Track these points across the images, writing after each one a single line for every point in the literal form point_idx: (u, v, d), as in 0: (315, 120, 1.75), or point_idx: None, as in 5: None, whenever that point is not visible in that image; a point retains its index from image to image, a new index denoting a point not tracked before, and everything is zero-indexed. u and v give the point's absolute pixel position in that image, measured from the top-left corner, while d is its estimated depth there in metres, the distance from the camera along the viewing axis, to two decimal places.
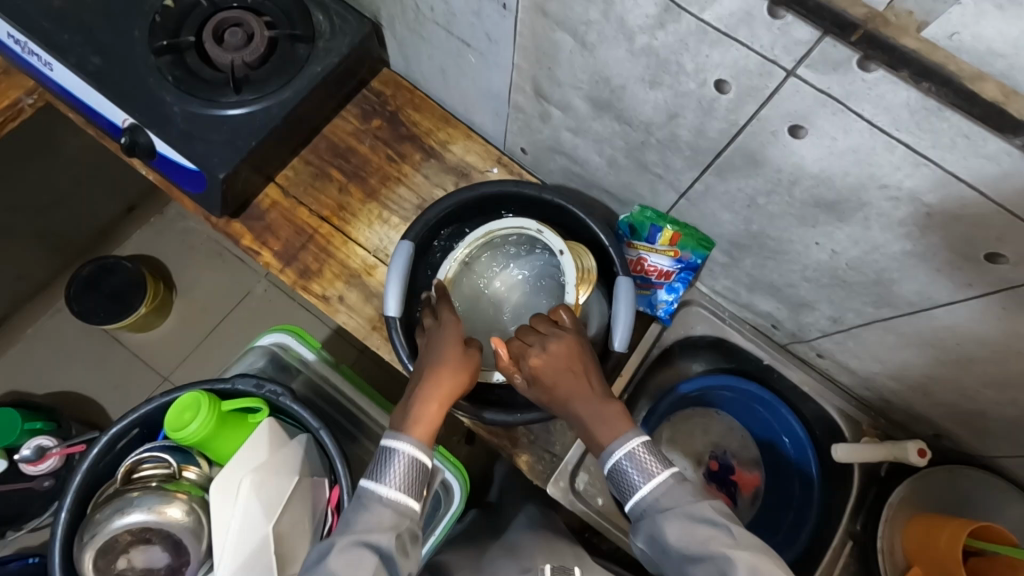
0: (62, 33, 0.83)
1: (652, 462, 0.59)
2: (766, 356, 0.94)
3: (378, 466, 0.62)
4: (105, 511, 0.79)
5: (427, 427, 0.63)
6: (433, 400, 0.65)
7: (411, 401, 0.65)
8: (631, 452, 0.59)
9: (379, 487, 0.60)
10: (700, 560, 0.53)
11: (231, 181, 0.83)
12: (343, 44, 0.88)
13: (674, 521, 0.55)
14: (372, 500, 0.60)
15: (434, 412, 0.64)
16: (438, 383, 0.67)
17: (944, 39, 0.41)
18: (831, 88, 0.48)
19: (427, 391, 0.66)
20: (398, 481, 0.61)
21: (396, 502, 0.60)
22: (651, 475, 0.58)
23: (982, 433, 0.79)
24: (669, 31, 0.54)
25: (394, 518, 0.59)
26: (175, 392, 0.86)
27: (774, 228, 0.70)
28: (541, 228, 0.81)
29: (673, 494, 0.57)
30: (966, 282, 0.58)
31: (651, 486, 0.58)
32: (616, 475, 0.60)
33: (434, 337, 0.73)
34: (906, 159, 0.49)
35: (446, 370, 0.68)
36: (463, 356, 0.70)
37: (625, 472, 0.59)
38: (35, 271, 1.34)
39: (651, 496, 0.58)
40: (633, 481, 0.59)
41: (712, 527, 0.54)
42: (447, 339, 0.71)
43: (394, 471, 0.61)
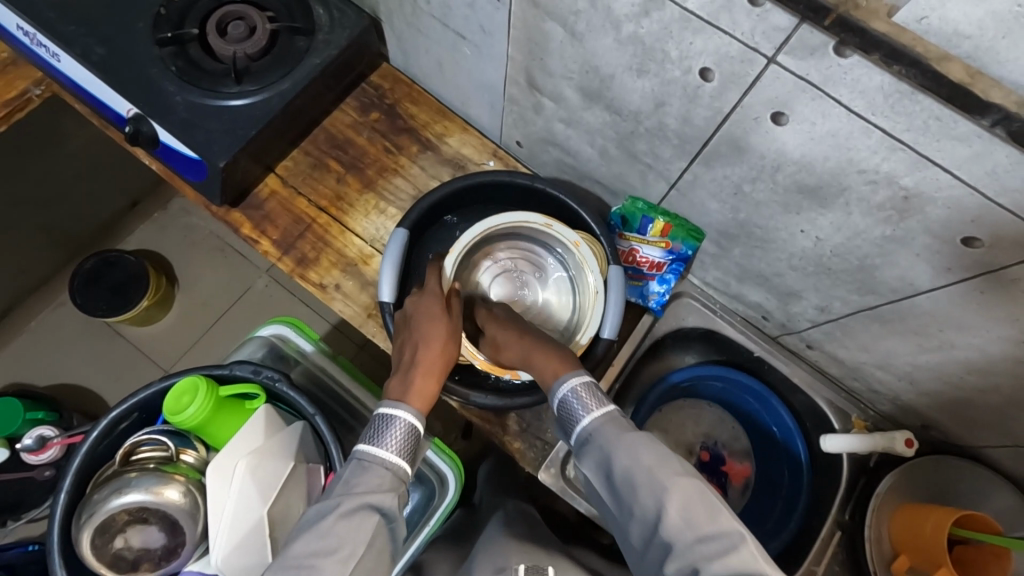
0: (69, 24, 0.85)
1: (591, 398, 0.61)
2: (757, 347, 0.95)
3: (375, 433, 0.63)
4: (103, 491, 0.80)
5: (426, 398, 0.67)
6: (430, 378, 0.69)
7: (409, 375, 0.68)
8: (576, 389, 0.62)
9: (379, 452, 0.61)
10: (637, 483, 0.54)
11: (231, 169, 0.85)
12: (341, 37, 0.90)
13: (615, 447, 0.57)
14: (373, 464, 0.61)
15: (432, 389, 0.68)
16: (433, 362, 0.70)
17: (914, 23, 0.43)
18: (809, 74, 0.50)
19: (421, 369, 0.69)
20: (396, 446, 0.62)
21: (396, 466, 0.61)
22: (593, 409, 0.61)
23: (968, 422, 0.80)
24: (653, 19, 0.55)
25: (394, 480, 0.60)
26: (173, 377, 0.87)
27: (761, 217, 0.71)
28: (550, 222, 0.85)
29: (612, 425, 0.59)
30: (945, 266, 0.59)
31: (593, 418, 0.60)
32: (562, 410, 0.63)
33: (415, 313, 0.75)
34: (882, 143, 0.51)
35: (435, 348, 0.71)
36: (447, 326, 0.74)
37: (569, 406, 0.62)
38: (39, 262, 1.36)
39: (594, 426, 0.59)
40: (577, 414, 0.61)
41: (651, 455, 0.55)
42: (432, 316, 0.74)
43: (392, 438, 0.62)
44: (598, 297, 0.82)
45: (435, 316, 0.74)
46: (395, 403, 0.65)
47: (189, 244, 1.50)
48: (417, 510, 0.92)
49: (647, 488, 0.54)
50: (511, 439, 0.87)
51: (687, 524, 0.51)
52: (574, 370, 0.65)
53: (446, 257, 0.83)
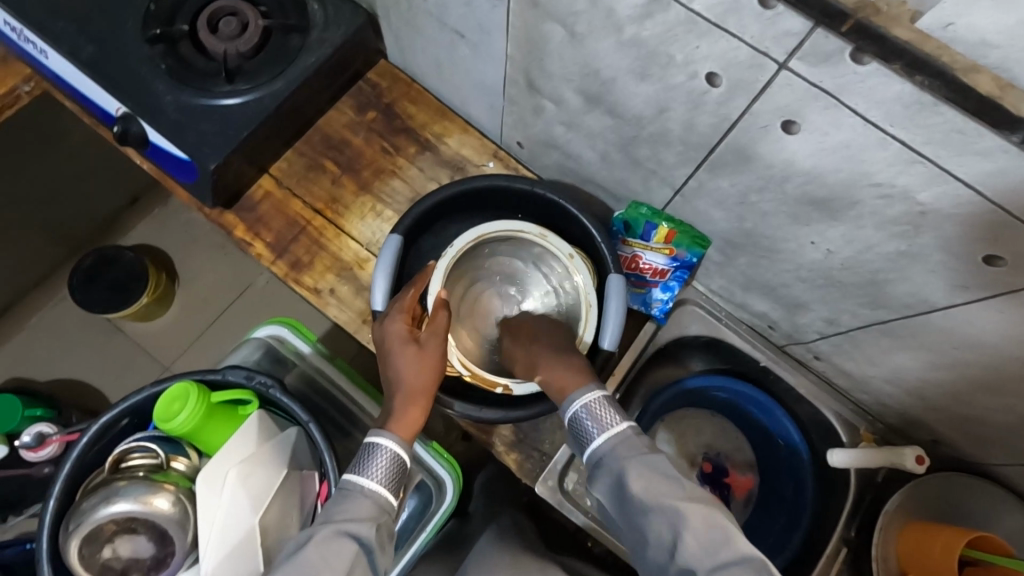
0: (56, 20, 0.83)
1: (606, 415, 0.62)
2: (762, 357, 0.92)
3: (360, 462, 0.64)
4: (92, 499, 0.79)
5: (412, 425, 0.67)
6: (413, 404, 0.68)
7: (391, 408, 0.68)
8: (589, 405, 0.63)
9: (361, 480, 0.62)
10: (649, 504, 0.55)
11: (223, 171, 0.83)
12: (337, 35, 0.87)
13: (628, 465, 0.58)
14: (354, 491, 0.61)
15: (417, 414, 0.68)
16: (413, 388, 0.68)
17: (939, 30, 0.39)
18: (822, 82, 0.47)
19: (402, 398, 0.68)
20: (380, 475, 0.62)
21: (376, 493, 0.61)
22: (607, 427, 0.61)
23: (982, 441, 0.77)
24: (657, 22, 0.52)
25: (375, 509, 0.60)
26: (165, 382, 0.86)
27: (768, 227, 0.68)
28: (544, 234, 0.83)
29: (628, 444, 0.60)
30: (962, 284, 0.56)
31: (607, 436, 0.61)
32: (575, 427, 0.63)
33: (382, 339, 0.72)
34: (899, 156, 0.48)
35: (411, 374, 0.69)
36: (422, 347, 0.71)
37: (583, 424, 0.62)
38: (37, 260, 1.35)
39: (607, 444, 0.60)
40: (590, 432, 0.62)
41: (663, 478, 0.56)
42: (398, 341, 0.71)
43: (376, 467, 0.63)
44: (592, 310, 0.80)
45: (403, 339, 0.71)
46: (379, 435, 0.64)
47: (187, 240, 1.48)
48: (413, 516, 0.90)
49: (658, 511, 0.54)
50: (506, 449, 0.85)
51: (703, 551, 0.51)
52: (584, 384, 0.65)
53: (438, 262, 0.80)
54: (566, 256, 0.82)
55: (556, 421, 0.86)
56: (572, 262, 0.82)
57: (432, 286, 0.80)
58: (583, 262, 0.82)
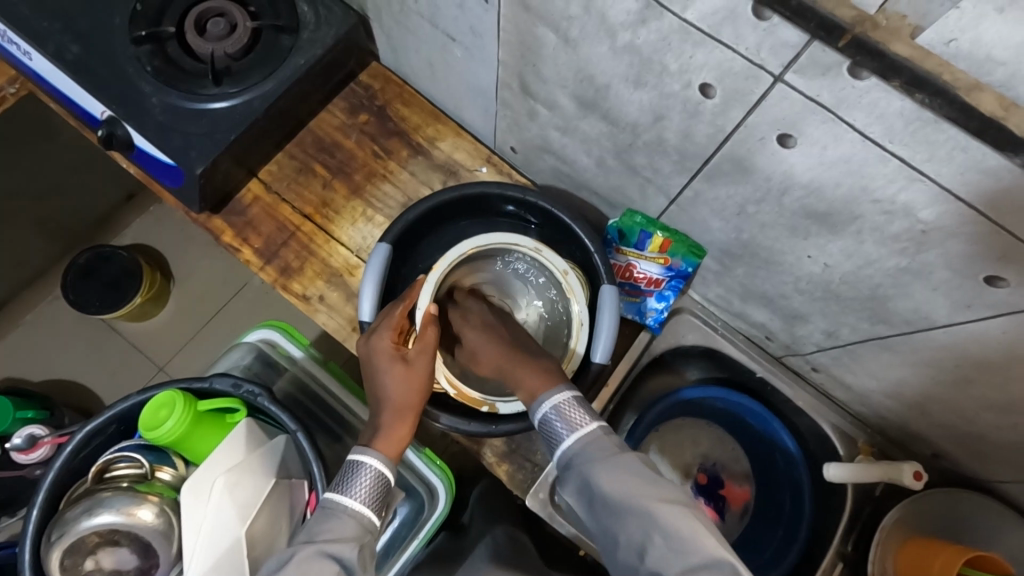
0: (40, 20, 0.81)
1: (577, 415, 0.62)
2: (760, 368, 0.90)
3: (343, 480, 0.63)
4: (75, 509, 0.77)
5: (396, 444, 0.66)
6: (399, 423, 0.67)
7: (376, 424, 0.67)
8: (558, 406, 0.63)
9: (344, 499, 0.61)
10: (620, 505, 0.55)
11: (210, 175, 0.81)
12: (326, 36, 0.85)
13: (599, 467, 0.57)
14: (337, 510, 0.60)
15: (404, 433, 0.67)
16: (398, 405, 0.67)
17: (941, 46, 0.38)
18: (821, 95, 0.45)
19: (389, 417, 0.67)
20: (364, 494, 0.62)
21: (360, 513, 0.60)
22: (575, 428, 0.61)
23: (983, 457, 0.75)
24: (651, 29, 0.50)
25: (358, 530, 0.59)
26: (152, 389, 0.84)
27: (766, 238, 0.66)
28: (539, 248, 0.81)
29: (597, 443, 0.60)
30: (966, 302, 0.55)
31: (577, 437, 0.60)
32: (545, 428, 0.63)
33: (367, 357, 0.71)
34: (900, 172, 0.47)
35: (398, 392, 0.68)
36: (408, 364, 0.69)
37: (552, 425, 0.62)
38: (28, 260, 1.33)
39: (577, 445, 0.60)
40: (560, 434, 0.61)
41: (633, 478, 0.56)
42: (384, 359, 0.69)
43: (360, 486, 0.62)
44: (583, 327, 0.79)
45: (389, 356, 0.69)
46: (364, 453, 0.64)
47: (180, 240, 1.46)
48: (406, 523, 0.88)
49: (627, 512, 0.54)
50: (497, 460, 0.84)
51: (673, 553, 0.51)
52: (556, 385, 0.65)
53: (429, 275, 0.78)
54: (561, 271, 0.81)
55: None
56: (565, 278, 0.81)
57: (422, 300, 0.77)
58: (577, 279, 0.80)
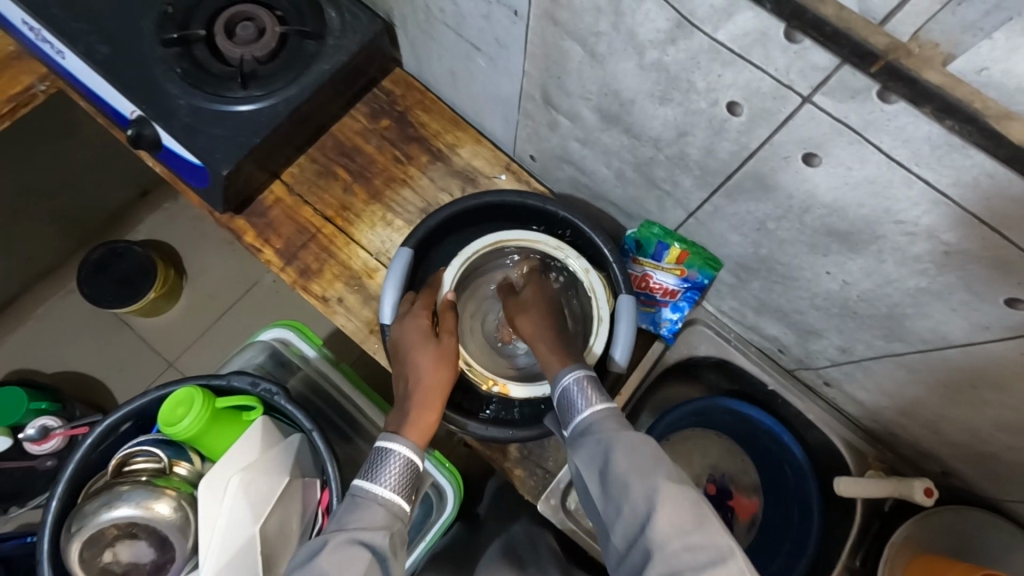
0: (73, 21, 0.83)
1: (596, 393, 0.64)
2: (772, 381, 0.91)
3: (373, 468, 0.64)
4: (95, 502, 0.78)
5: (423, 431, 0.67)
6: (426, 408, 0.68)
7: (406, 408, 0.69)
8: (579, 380, 0.65)
9: (375, 487, 0.63)
10: (629, 482, 0.55)
11: (234, 178, 0.82)
12: (352, 42, 0.87)
13: (610, 442, 0.59)
14: (367, 498, 0.62)
15: (431, 420, 0.69)
16: (426, 388, 0.70)
17: (973, 74, 0.39)
18: (848, 117, 0.46)
19: (416, 401, 0.69)
20: (393, 482, 0.63)
21: (390, 502, 0.62)
22: (592, 403, 0.64)
23: (994, 477, 0.76)
24: (680, 48, 0.52)
25: (388, 517, 0.61)
26: (170, 385, 0.85)
27: (785, 254, 0.67)
28: (560, 246, 0.83)
29: (610, 420, 0.62)
30: (984, 323, 0.55)
31: (593, 410, 0.63)
32: (563, 401, 0.65)
33: (403, 340, 0.74)
34: (924, 195, 0.47)
35: (427, 371, 0.71)
36: (438, 352, 0.72)
37: (570, 396, 0.65)
38: (47, 253, 1.35)
39: (593, 419, 0.62)
40: (577, 408, 0.64)
41: (643, 456, 0.57)
42: (419, 336, 0.73)
43: (388, 474, 0.64)
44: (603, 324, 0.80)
45: (421, 342, 0.73)
46: (392, 440, 0.65)
47: (195, 237, 1.47)
48: (415, 525, 0.89)
49: (635, 487, 0.55)
50: (511, 466, 0.85)
51: (675, 531, 0.51)
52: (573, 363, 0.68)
53: (452, 262, 0.82)
54: (580, 267, 0.82)
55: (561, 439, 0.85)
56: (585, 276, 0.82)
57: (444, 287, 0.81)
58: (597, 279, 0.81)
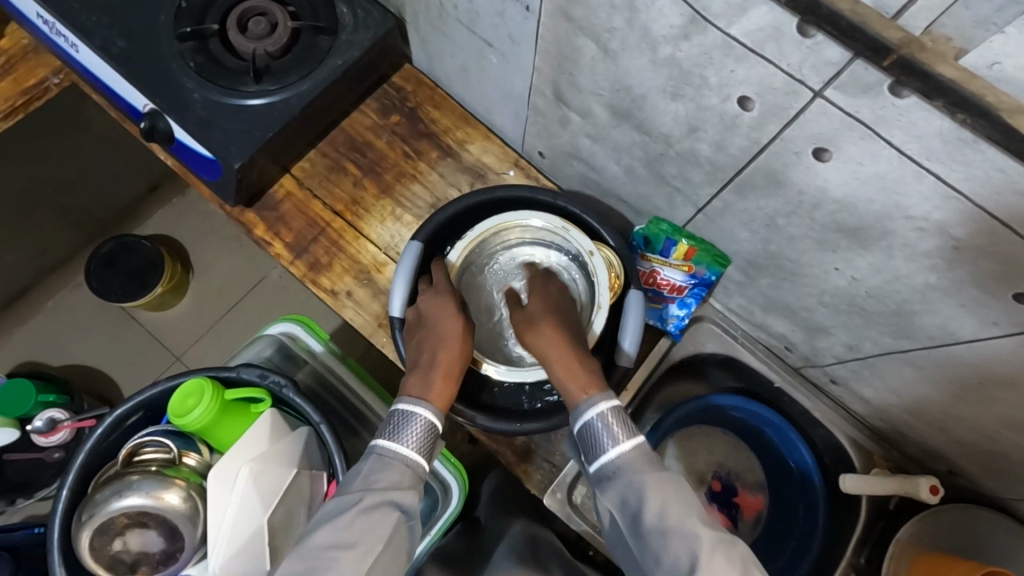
0: (90, 15, 0.84)
1: (620, 429, 0.62)
2: (778, 378, 0.91)
3: (396, 428, 0.64)
4: (105, 491, 0.79)
5: (442, 397, 0.67)
6: (445, 376, 0.68)
7: (424, 373, 0.68)
8: (603, 416, 0.62)
9: (401, 447, 0.62)
10: (668, 527, 0.54)
11: (246, 171, 0.83)
12: (364, 38, 0.88)
13: (645, 485, 0.57)
14: (393, 458, 0.62)
15: (449, 388, 0.68)
16: (445, 359, 0.69)
17: (984, 68, 0.39)
18: (860, 113, 0.46)
19: (434, 367, 0.69)
20: (418, 443, 0.63)
21: (417, 463, 0.62)
22: (618, 442, 0.61)
23: (1000, 475, 0.76)
24: (693, 44, 0.52)
25: (415, 478, 0.62)
26: (180, 376, 0.86)
27: (794, 251, 0.68)
28: (567, 226, 0.82)
29: (639, 459, 0.60)
30: (992, 320, 0.56)
31: (622, 450, 0.60)
32: (586, 436, 0.63)
33: (427, 312, 0.75)
34: (934, 190, 0.48)
35: (447, 344, 0.71)
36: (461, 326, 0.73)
37: (595, 434, 0.62)
38: (56, 246, 1.36)
39: (621, 459, 0.60)
40: (603, 444, 0.61)
41: (679, 500, 0.56)
42: (445, 307, 0.74)
43: (411, 435, 0.63)
44: (604, 311, 0.78)
45: (447, 312, 0.74)
46: (415, 403, 0.65)
47: (204, 232, 1.48)
48: (419, 520, 0.89)
49: (676, 535, 0.53)
50: (517, 459, 0.85)
51: None
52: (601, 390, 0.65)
53: (457, 244, 0.82)
54: (586, 248, 0.80)
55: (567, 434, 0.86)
56: (589, 259, 0.80)
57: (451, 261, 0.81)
58: (602, 262, 0.79)
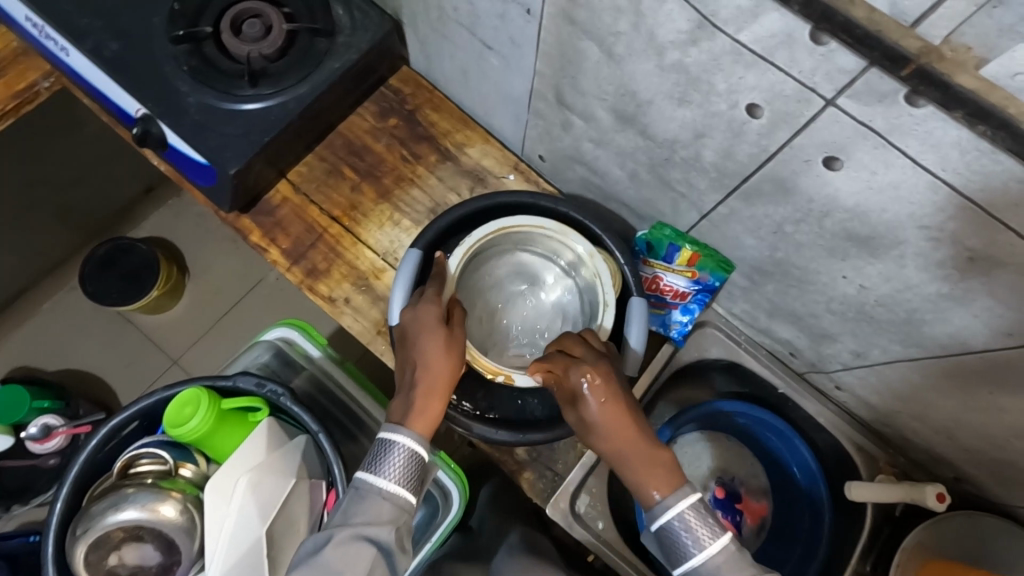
0: (81, 17, 0.82)
1: (704, 530, 0.57)
2: (782, 384, 0.90)
3: (376, 459, 0.61)
4: (100, 504, 0.78)
5: (428, 421, 0.63)
6: (430, 396, 0.64)
7: (410, 394, 0.64)
8: (683, 519, 0.57)
9: (379, 481, 0.60)
10: None
11: (242, 177, 0.81)
12: (362, 40, 0.86)
13: None
14: (371, 491, 0.60)
15: (436, 409, 0.64)
16: (431, 377, 0.65)
17: (1006, 79, 0.38)
18: (874, 121, 0.45)
19: (420, 390, 0.64)
20: (397, 475, 0.60)
21: (395, 496, 0.60)
22: (702, 545, 0.57)
23: (1009, 484, 0.75)
24: (701, 49, 0.51)
25: (394, 511, 0.60)
26: (177, 386, 0.84)
27: (801, 258, 0.66)
28: (564, 230, 0.81)
29: (730, 563, 0.56)
30: (1005, 330, 0.55)
31: (705, 556, 0.57)
32: (666, 538, 0.58)
33: (411, 323, 0.70)
34: (949, 201, 0.47)
35: (433, 359, 0.66)
36: (447, 340, 0.68)
37: (676, 537, 0.58)
38: (49, 251, 1.34)
39: (705, 565, 0.56)
40: (687, 550, 0.57)
41: None
42: (430, 319, 0.69)
43: (392, 466, 0.61)
44: (608, 310, 0.78)
45: (432, 325, 0.68)
46: (395, 430, 0.62)
47: (199, 234, 1.46)
48: (422, 525, 0.88)
49: None
50: (520, 467, 0.84)
51: None
52: (678, 485, 0.59)
53: (445, 255, 0.78)
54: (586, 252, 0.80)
55: (570, 442, 0.85)
56: (592, 262, 0.80)
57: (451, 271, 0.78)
58: (603, 263, 0.80)
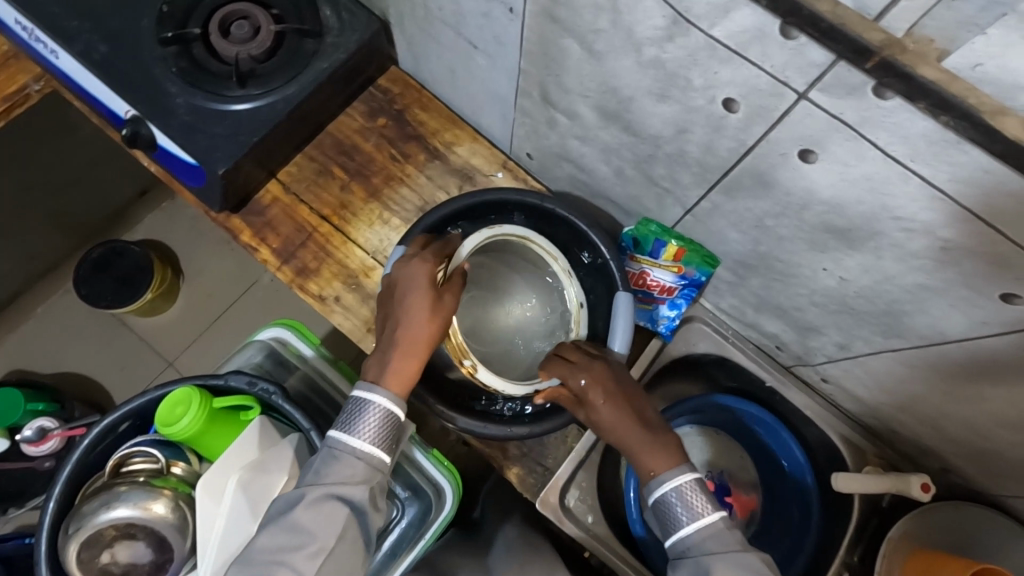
0: (70, 20, 0.83)
1: (699, 502, 0.61)
2: (769, 377, 0.91)
3: (350, 420, 0.64)
4: (92, 503, 0.78)
5: (403, 381, 0.66)
6: (409, 358, 0.66)
7: (390, 353, 0.66)
8: (680, 490, 0.62)
9: (353, 441, 0.63)
10: None
11: (231, 177, 0.82)
12: (349, 41, 0.87)
13: (714, 565, 0.57)
14: (344, 452, 0.63)
15: (413, 369, 0.66)
16: (413, 340, 0.66)
17: (968, 70, 0.39)
18: (845, 114, 0.46)
19: (399, 351, 0.66)
20: (370, 435, 0.63)
21: (369, 456, 0.63)
22: (697, 515, 0.61)
23: (993, 473, 0.76)
24: (677, 45, 0.52)
25: (367, 470, 0.63)
26: (169, 385, 0.85)
27: (783, 251, 0.67)
28: (569, 271, 0.84)
29: (719, 537, 0.60)
30: (982, 319, 0.56)
31: (697, 526, 0.60)
32: (662, 509, 0.62)
33: (402, 280, 0.70)
34: (920, 192, 0.48)
35: (417, 320, 0.67)
36: (435, 302, 0.68)
37: (672, 507, 0.62)
38: (43, 255, 1.34)
39: (696, 536, 0.60)
40: (679, 518, 0.61)
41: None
42: (421, 280, 0.69)
43: (365, 426, 0.63)
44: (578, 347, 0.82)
45: (421, 284, 0.68)
46: (370, 390, 0.64)
47: (193, 236, 1.47)
48: (412, 524, 0.88)
49: None
50: (510, 463, 0.85)
51: None
52: (676, 463, 0.63)
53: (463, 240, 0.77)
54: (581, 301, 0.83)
55: (560, 437, 0.86)
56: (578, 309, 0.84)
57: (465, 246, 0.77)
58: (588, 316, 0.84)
